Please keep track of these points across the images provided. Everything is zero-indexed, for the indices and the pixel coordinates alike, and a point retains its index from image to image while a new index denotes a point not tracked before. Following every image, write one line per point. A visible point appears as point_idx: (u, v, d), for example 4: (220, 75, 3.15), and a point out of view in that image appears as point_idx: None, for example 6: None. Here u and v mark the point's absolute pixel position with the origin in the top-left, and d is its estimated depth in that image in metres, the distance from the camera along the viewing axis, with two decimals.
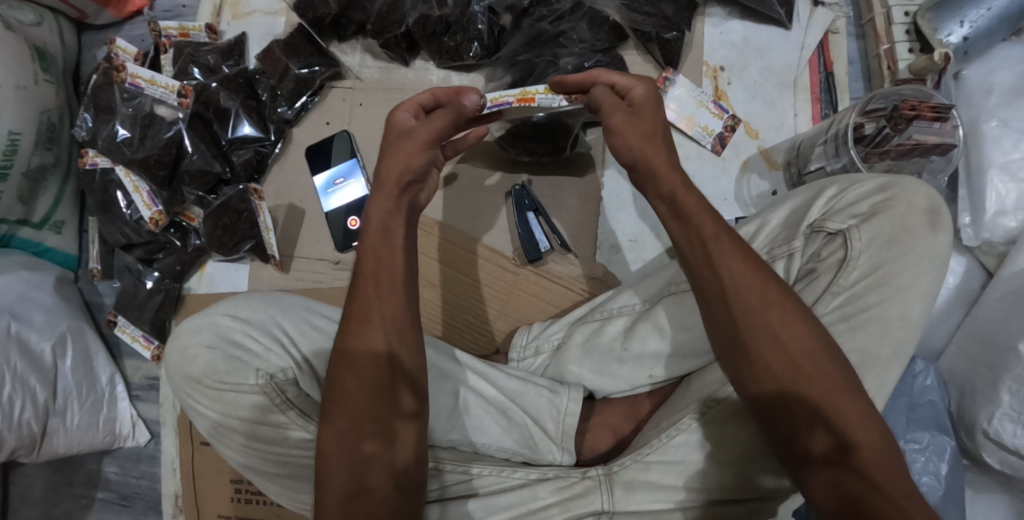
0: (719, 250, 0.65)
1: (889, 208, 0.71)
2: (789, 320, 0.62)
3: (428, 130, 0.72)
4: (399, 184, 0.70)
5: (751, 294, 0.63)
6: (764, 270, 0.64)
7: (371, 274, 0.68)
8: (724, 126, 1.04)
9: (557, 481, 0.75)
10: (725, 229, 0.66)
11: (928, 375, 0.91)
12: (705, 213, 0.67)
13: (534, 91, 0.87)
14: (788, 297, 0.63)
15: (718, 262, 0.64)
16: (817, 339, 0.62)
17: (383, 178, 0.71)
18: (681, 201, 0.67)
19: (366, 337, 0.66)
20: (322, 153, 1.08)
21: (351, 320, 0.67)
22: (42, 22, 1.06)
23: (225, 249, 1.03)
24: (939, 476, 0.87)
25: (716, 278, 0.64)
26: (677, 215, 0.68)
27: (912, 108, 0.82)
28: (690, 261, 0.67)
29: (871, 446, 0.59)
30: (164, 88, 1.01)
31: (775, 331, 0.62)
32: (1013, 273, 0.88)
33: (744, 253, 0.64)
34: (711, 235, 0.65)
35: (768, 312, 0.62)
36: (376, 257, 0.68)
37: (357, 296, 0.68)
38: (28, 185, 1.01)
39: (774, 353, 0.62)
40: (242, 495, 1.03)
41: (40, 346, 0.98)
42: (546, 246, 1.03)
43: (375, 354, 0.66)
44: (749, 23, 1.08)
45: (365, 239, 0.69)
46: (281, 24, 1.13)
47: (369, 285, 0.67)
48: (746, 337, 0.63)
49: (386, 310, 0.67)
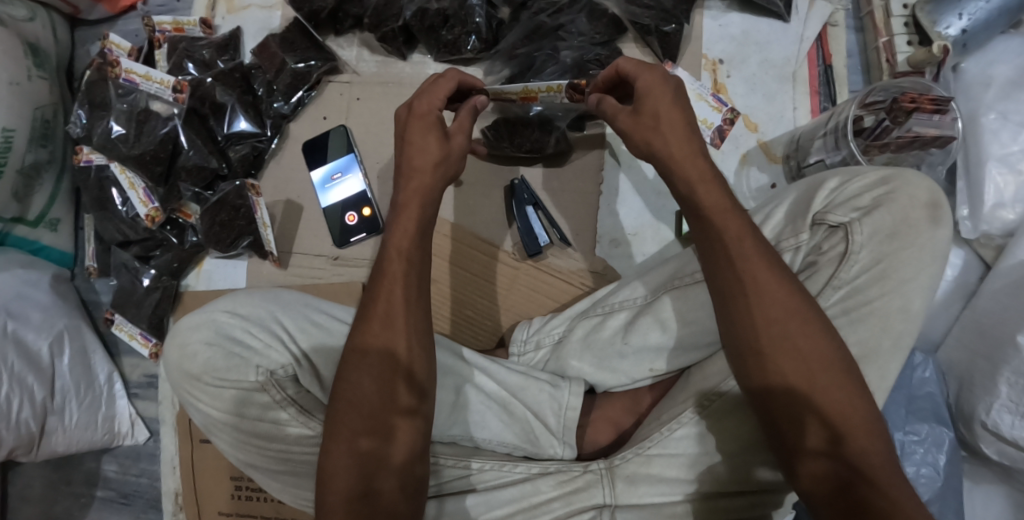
0: (743, 256, 0.64)
1: (891, 201, 0.71)
2: (808, 331, 0.62)
3: (464, 134, 0.75)
4: (426, 186, 0.72)
5: (773, 302, 0.62)
6: (786, 280, 0.63)
7: (379, 276, 0.69)
8: (723, 119, 1.04)
9: (559, 475, 0.75)
10: (753, 235, 0.65)
11: (927, 368, 0.91)
12: (731, 215, 0.66)
13: (536, 89, 0.83)
14: (807, 306, 0.63)
15: (742, 267, 0.64)
16: (835, 351, 0.62)
17: (409, 178, 0.72)
18: (713, 200, 0.67)
19: (385, 337, 0.66)
20: (319, 148, 1.07)
21: (357, 324, 0.68)
22: (35, 17, 1.05)
23: (223, 244, 1.02)
24: (937, 468, 0.87)
25: (737, 282, 0.64)
26: (697, 216, 0.67)
27: (912, 100, 0.83)
28: (713, 262, 0.66)
29: (877, 454, 0.59)
30: (159, 83, 1.00)
31: (793, 340, 0.62)
32: (1011, 265, 0.89)
33: (769, 261, 0.64)
34: (733, 241, 0.65)
35: (789, 322, 0.62)
36: (393, 258, 0.69)
37: (375, 296, 0.68)
38: (23, 182, 1.00)
39: (790, 360, 0.61)
40: (242, 492, 1.03)
41: (37, 345, 0.97)
42: (545, 240, 1.03)
43: (375, 359, 0.66)
44: (748, 15, 1.08)
45: (391, 239, 0.70)
46: (277, 18, 1.12)
47: (393, 285, 0.68)
48: (763, 343, 0.62)
49: (411, 314, 0.67)
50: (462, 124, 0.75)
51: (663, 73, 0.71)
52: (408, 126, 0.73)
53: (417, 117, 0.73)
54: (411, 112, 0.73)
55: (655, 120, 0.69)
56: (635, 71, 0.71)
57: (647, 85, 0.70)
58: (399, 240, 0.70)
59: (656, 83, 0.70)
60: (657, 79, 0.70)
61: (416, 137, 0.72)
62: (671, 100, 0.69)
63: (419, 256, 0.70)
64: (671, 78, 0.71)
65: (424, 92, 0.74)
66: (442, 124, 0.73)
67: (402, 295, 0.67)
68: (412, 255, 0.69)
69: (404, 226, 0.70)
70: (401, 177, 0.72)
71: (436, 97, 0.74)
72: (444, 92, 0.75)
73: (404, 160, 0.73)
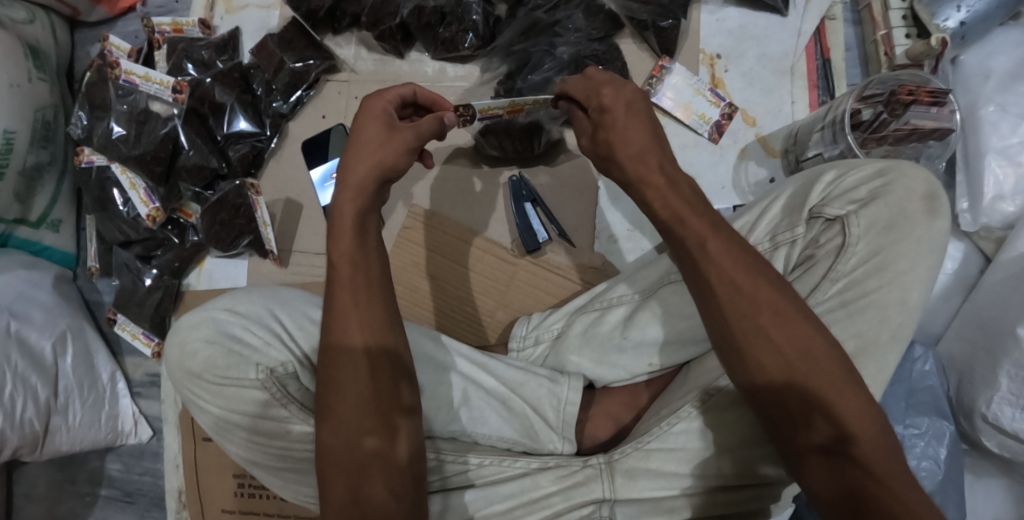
0: (708, 256, 0.63)
1: (888, 192, 0.71)
2: (782, 323, 0.61)
3: (416, 132, 0.72)
4: (363, 190, 0.69)
5: (743, 299, 0.61)
6: (756, 271, 0.62)
7: (333, 285, 0.67)
8: (721, 114, 1.05)
9: (558, 470, 0.75)
10: (715, 229, 0.64)
11: (927, 361, 0.91)
12: (692, 216, 0.64)
13: (523, 102, 0.82)
14: (780, 299, 0.61)
15: (707, 267, 0.63)
16: (813, 340, 0.61)
17: (347, 182, 0.70)
18: (669, 209, 0.65)
19: (355, 339, 0.65)
20: (319, 146, 1.05)
21: (327, 329, 0.66)
22: (35, 20, 1.05)
23: (223, 243, 1.02)
24: (938, 461, 0.87)
25: (706, 283, 0.63)
26: (657, 226, 0.66)
27: (908, 93, 0.84)
28: (684, 263, 0.64)
29: (870, 440, 0.59)
30: (159, 84, 1.00)
31: (767, 334, 0.61)
32: (1012, 257, 0.89)
33: (736, 257, 0.62)
34: (696, 243, 0.63)
35: (761, 317, 0.61)
36: (345, 263, 0.67)
37: (332, 304, 0.67)
38: (25, 183, 1.00)
39: (767, 355, 0.61)
40: (245, 490, 1.04)
41: (40, 344, 0.98)
42: (544, 236, 1.04)
43: (347, 363, 0.65)
44: (746, 10, 1.08)
45: (341, 242, 0.68)
46: (275, 18, 1.12)
47: (350, 291, 0.66)
48: (740, 342, 0.61)
49: (381, 313, 0.66)
50: (418, 124, 0.73)
51: (614, 90, 0.71)
52: (359, 118, 0.73)
53: (369, 111, 0.72)
54: (364, 106, 0.73)
55: (609, 149, 0.69)
56: (596, 89, 0.72)
57: (599, 112, 0.71)
58: (345, 244, 0.68)
59: (611, 105, 0.70)
60: (607, 104, 0.70)
61: (366, 132, 0.71)
62: (624, 119, 0.68)
63: (369, 256, 0.68)
64: (634, 93, 0.70)
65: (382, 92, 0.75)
66: (394, 120, 0.73)
67: (367, 299, 0.66)
68: (355, 255, 0.67)
69: (346, 227, 0.68)
70: (341, 174, 0.70)
71: (388, 95, 0.74)
72: (398, 95, 0.75)
73: (351, 160, 0.70)
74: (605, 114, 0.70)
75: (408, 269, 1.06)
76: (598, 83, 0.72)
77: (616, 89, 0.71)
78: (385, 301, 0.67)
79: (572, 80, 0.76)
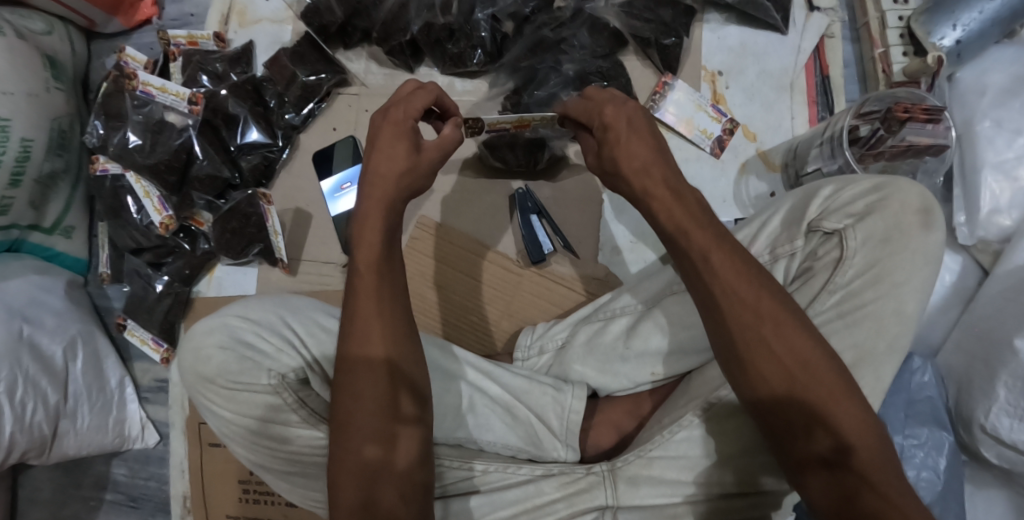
0: (711, 268, 0.64)
1: (884, 207, 0.73)
2: (783, 333, 0.62)
3: (439, 149, 0.75)
4: (382, 200, 0.71)
5: (746, 310, 0.63)
6: (758, 283, 0.64)
7: (349, 292, 0.69)
8: (723, 129, 1.07)
9: (562, 477, 0.77)
10: (719, 242, 0.65)
11: (926, 372, 0.93)
12: (696, 229, 0.66)
13: (530, 118, 0.85)
14: (782, 310, 0.63)
15: (711, 279, 0.64)
16: (813, 351, 0.62)
17: (366, 193, 0.72)
18: (673, 221, 0.67)
19: (367, 346, 0.67)
20: (326, 159, 1.10)
21: (341, 336, 0.68)
22: (53, 31, 1.08)
23: (234, 252, 1.05)
24: (937, 471, 0.89)
25: (710, 295, 0.65)
26: (661, 238, 0.69)
27: (904, 110, 0.85)
28: (689, 275, 0.66)
29: (868, 449, 0.60)
30: (175, 96, 1.04)
31: (769, 345, 0.62)
32: (1009, 269, 0.91)
33: (739, 269, 0.64)
34: (700, 255, 0.65)
35: (763, 328, 0.63)
36: (360, 271, 0.69)
37: (347, 312, 0.68)
38: (40, 191, 1.02)
39: (769, 365, 0.62)
40: (250, 495, 1.05)
41: (51, 349, 1.00)
42: (549, 248, 1.06)
43: (360, 370, 0.66)
44: (746, 28, 1.10)
45: (358, 252, 0.70)
46: (288, 32, 1.15)
47: (365, 299, 0.68)
48: (743, 352, 0.63)
49: (393, 320, 0.68)
50: (438, 141, 0.76)
51: (616, 108, 0.73)
52: (381, 131, 0.74)
53: (391, 124, 0.74)
54: (386, 119, 0.73)
55: (614, 165, 0.71)
56: (601, 107, 0.74)
57: (603, 129, 0.73)
58: (363, 254, 0.70)
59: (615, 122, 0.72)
60: (609, 121, 0.72)
61: (395, 149, 0.73)
62: (627, 135, 0.71)
63: (386, 265, 0.70)
64: (637, 112, 0.73)
65: (405, 101, 0.76)
66: (415, 135, 0.74)
67: (379, 307, 0.68)
68: (371, 263, 0.69)
69: (364, 237, 0.71)
70: (363, 185, 0.72)
71: (413, 107, 0.75)
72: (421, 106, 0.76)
73: (371, 172, 0.72)
74: (608, 131, 0.72)
75: (415, 279, 1.07)
76: (599, 101, 0.75)
77: (618, 107, 0.73)
78: (397, 309, 0.69)
79: (572, 102, 0.79)
